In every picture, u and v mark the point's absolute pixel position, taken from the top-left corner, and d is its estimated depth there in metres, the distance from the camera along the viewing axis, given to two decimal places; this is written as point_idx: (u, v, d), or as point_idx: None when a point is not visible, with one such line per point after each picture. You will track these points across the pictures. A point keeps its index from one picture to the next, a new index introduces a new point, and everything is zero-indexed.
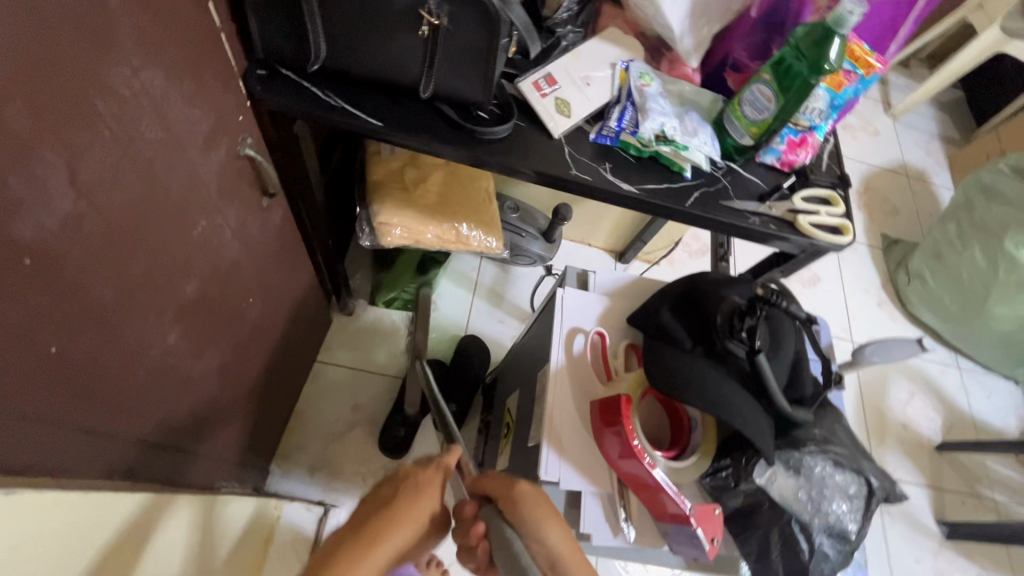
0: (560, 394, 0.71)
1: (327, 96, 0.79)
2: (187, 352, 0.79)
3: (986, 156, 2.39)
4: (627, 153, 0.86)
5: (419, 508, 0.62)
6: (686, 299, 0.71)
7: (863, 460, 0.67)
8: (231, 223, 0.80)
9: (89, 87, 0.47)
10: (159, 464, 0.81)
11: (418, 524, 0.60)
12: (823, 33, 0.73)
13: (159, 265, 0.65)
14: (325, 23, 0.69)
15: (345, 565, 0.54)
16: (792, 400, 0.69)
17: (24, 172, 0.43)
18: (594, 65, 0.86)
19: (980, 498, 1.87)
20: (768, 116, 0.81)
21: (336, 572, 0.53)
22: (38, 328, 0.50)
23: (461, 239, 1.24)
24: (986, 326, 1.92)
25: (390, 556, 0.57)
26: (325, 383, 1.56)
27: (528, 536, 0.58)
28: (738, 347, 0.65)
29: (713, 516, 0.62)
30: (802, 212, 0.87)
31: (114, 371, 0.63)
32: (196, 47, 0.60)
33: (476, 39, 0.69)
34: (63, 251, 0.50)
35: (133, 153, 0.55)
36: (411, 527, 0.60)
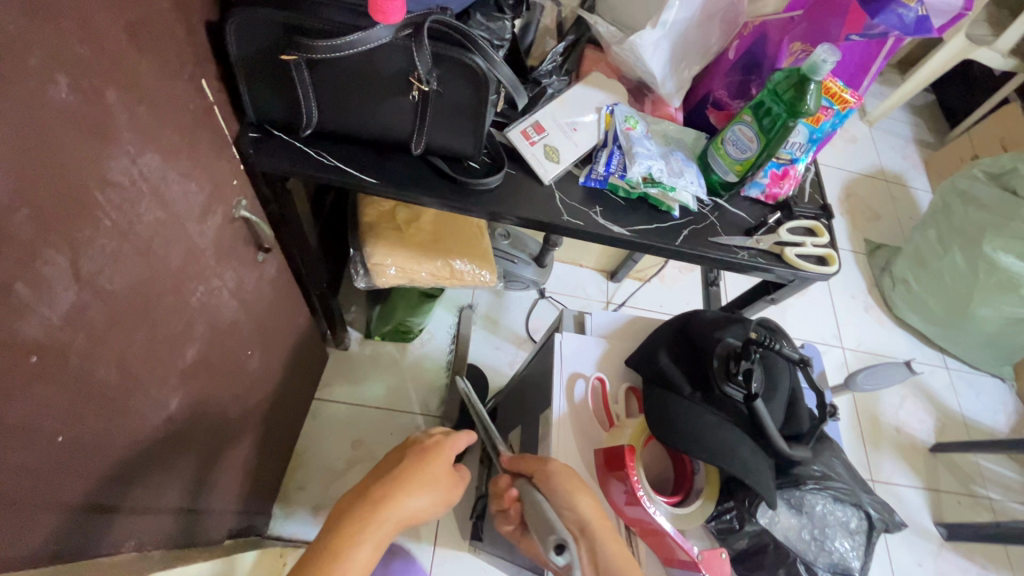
0: (563, 443, 0.71)
1: (318, 154, 0.79)
2: (188, 414, 0.79)
3: (960, 159, 2.46)
4: (616, 195, 0.88)
5: (421, 473, 0.72)
6: (682, 342, 0.73)
7: (863, 494, 0.69)
8: (229, 283, 0.81)
9: (92, 182, 0.48)
10: (164, 528, 0.80)
11: (420, 484, 0.71)
12: (799, 79, 0.76)
13: (160, 336, 0.66)
14: (316, 92, 0.70)
15: (360, 521, 0.64)
16: (790, 437, 0.70)
17: (30, 276, 0.44)
18: (580, 110, 0.87)
19: (976, 497, 1.90)
20: (751, 154, 0.83)
21: (352, 527, 0.64)
22: (47, 420, 0.50)
23: (455, 275, 1.25)
24: (972, 327, 1.96)
25: (400, 514, 0.68)
26: (323, 421, 1.55)
27: (558, 504, 0.63)
28: (735, 390, 0.66)
29: (719, 558, 0.62)
30: (788, 244, 0.89)
31: (120, 447, 0.63)
32: (191, 124, 0.61)
33: (466, 100, 0.71)
34: (69, 341, 0.50)
35: (132, 236, 0.55)
36: (415, 486, 0.71)
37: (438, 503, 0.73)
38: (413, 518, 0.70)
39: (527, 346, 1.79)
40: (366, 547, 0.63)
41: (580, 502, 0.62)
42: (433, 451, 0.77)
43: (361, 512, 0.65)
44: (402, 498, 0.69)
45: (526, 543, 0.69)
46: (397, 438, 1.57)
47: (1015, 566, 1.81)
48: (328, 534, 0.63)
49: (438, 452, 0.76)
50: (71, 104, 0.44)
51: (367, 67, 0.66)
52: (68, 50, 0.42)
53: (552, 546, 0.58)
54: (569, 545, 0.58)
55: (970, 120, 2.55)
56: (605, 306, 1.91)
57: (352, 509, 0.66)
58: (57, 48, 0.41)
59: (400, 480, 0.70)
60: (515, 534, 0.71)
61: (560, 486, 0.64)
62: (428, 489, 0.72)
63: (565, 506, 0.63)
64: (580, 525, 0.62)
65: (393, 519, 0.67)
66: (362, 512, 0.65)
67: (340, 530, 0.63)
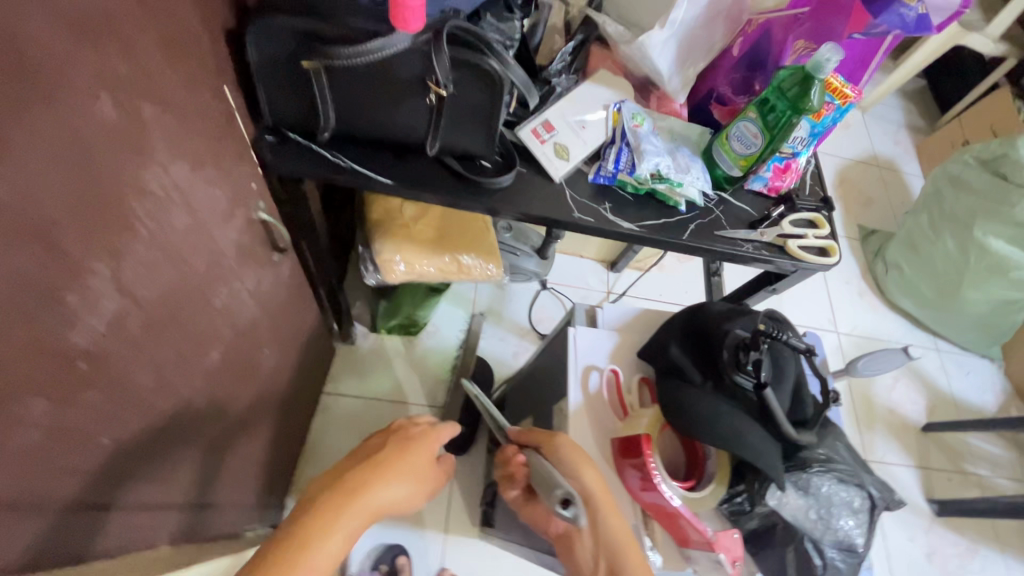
0: (581, 433, 0.74)
1: (333, 156, 0.80)
2: (212, 413, 0.81)
3: (951, 144, 2.50)
4: (625, 192, 0.91)
5: (402, 462, 0.65)
6: (692, 334, 0.76)
7: (864, 476, 0.72)
8: (248, 285, 0.82)
9: (131, 194, 0.50)
10: (191, 523, 0.83)
11: (401, 472, 0.64)
12: (805, 77, 0.78)
13: (188, 339, 0.67)
14: (333, 97, 0.71)
15: (331, 509, 0.57)
16: (796, 421, 0.73)
17: (80, 289, 0.46)
18: (588, 108, 0.89)
19: (965, 474, 1.96)
20: (756, 150, 0.86)
21: (322, 514, 0.56)
22: (93, 424, 0.52)
23: (462, 270, 1.27)
24: (962, 310, 2.02)
25: (376, 504, 0.61)
26: (333, 414, 1.58)
27: (563, 472, 0.67)
28: (745, 380, 0.69)
29: (733, 539, 0.66)
30: (790, 237, 0.92)
31: (154, 448, 0.65)
32: (215, 132, 0.63)
33: (481, 102, 0.73)
34: (112, 348, 0.52)
35: (165, 244, 0.57)
36: (395, 474, 0.64)
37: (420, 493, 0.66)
38: (389, 508, 0.63)
39: (530, 336, 1.82)
40: (339, 536, 0.56)
41: (585, 473, 0.66)
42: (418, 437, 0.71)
43: (334, 499, 0.58)
44: (379, 487, 0.62)
45: (528, 509, 0.74)
46: None
47: (1002, 539, 1.88)
48: (297, 520, 0.56)
49: (422, 442, 0.70)
50: (113, 120, 0.45)
51: (385, 72, 0.68)
52: (110, 69, 0.44)
53: (558, 501, 0.63)
54: (574, 502, 0.63)
55: (961, 106, 2.59)
56: (606, 296, 1.94)
57: (324, 496, 0.59)
58: (101, 67, 0.42)
59: (380, 468, 0.63)
60: (519, 500, 0.76)
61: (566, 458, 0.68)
62: (410, 478, 0.65)
63: (571, 475, 0.66)
64: (584, 495, 0.66)
65: (367, 508, 0.60)
66: (336, 499, 0.58)
67: (311, 517, 0.56)
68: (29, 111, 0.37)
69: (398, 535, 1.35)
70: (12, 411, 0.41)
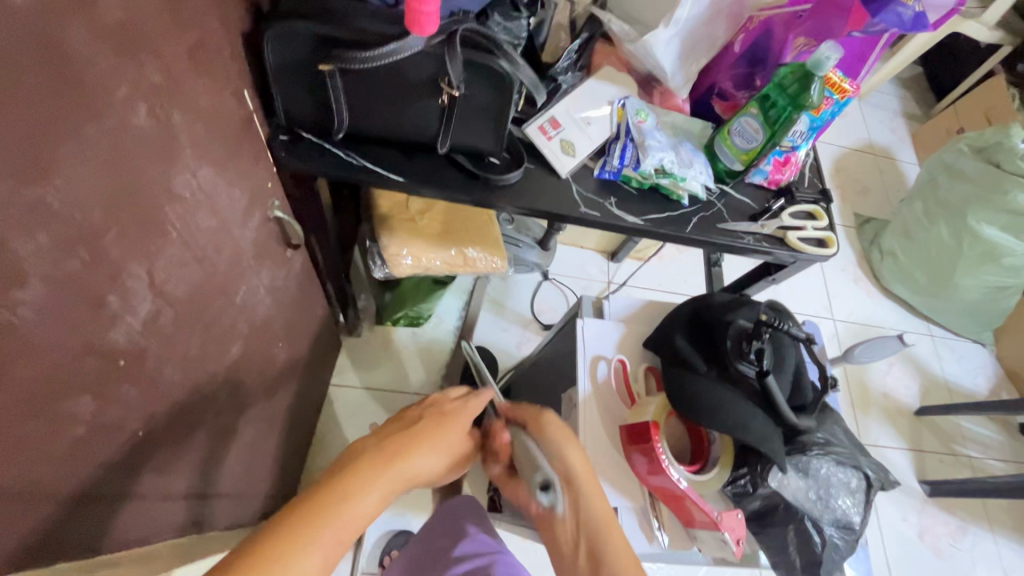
0: (590, 421, 0.77)
1: (346, 154, 0.82)
2: (232, 406, 0.83)
3: (946, 132, 2.52)
4: (629, 186, 0.93)
5: (438, 434, 0.65)
6: (697, 324, 0.79)
7: (861, 457, 0.76)
8: (264, 281, 0.84)
9: (161, 198, 0.52)
10: (213, 512, 0.86)
11: (437, 444, 0.64)
12: (804, 74, 0.81)
13: (211, 335, 0.70)
14: (347, 98, 0.73)
15: (373, 467, 0.56)
16: (796, 407, 0.77)
17: (119, 290, 0.48)
18: (593, 104, 0.91)
19: (956, 456, 2.02)
20: (757, 145, 0.88)
21: (364, 469, 0.55)
22: (129, 418, 0.55)
23: (468, 263, 1.29)
24: (955, 296, 2.06)
25: (412, 470, 0.60)
26: (341, 406, 1.61)
27: (551, 453, 0.69)
28: (748, 368, 0.72)
29: (738, 519, 0.70)
30: (790, 229, 0.95)
31: (181, 439, 0.68)
32: (235, 134, 0.65)
33: (491, 101, 0.74)
34: (146, 345, 0.55)
35: (192, 244, 0.59)
36: (431, 445, 0.63)
37: (445, 468, 0.65)
38: (419, 479, 0.62)
39: (533, 327, 1.84)
40: (376, 492, 0.54)
41: (571, 453, 0.69)
42: (448, 413, 0.70)
43: (377, 458, 0.57)
44: (417, 454, 0.61)
45: (511, 488, 0.75)
46: None
47: (992, 518, 1.94)
48: (337, 473, 0.54)
49: (455, 418, 0.69)
50: (146, 127, 0.47)
51: (398, 74, 0.69)
52: (145, 79, 0.46)
53: (540, 486, 0.67)
54: (553, 488, 0.67)
55: (955, 93, 2.61)
56: (607, 286, 1.97)
57: (364, 457, 0.57)
58: (136, 78, 0.44)
59: (416, 437, 0.63)
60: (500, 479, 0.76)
61: (552, 435, 0.71)
62: (443, 453, 0.64)
63: (557, 455, 0.69)
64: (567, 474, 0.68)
65: (406, 472, 0.59)
66: (375, 460, 0.57)
67: (351, 472, 0.54)
68: (75, 123, 0.39)
69: (406, 521, 1.36)
70: (61, 406, 0.44)
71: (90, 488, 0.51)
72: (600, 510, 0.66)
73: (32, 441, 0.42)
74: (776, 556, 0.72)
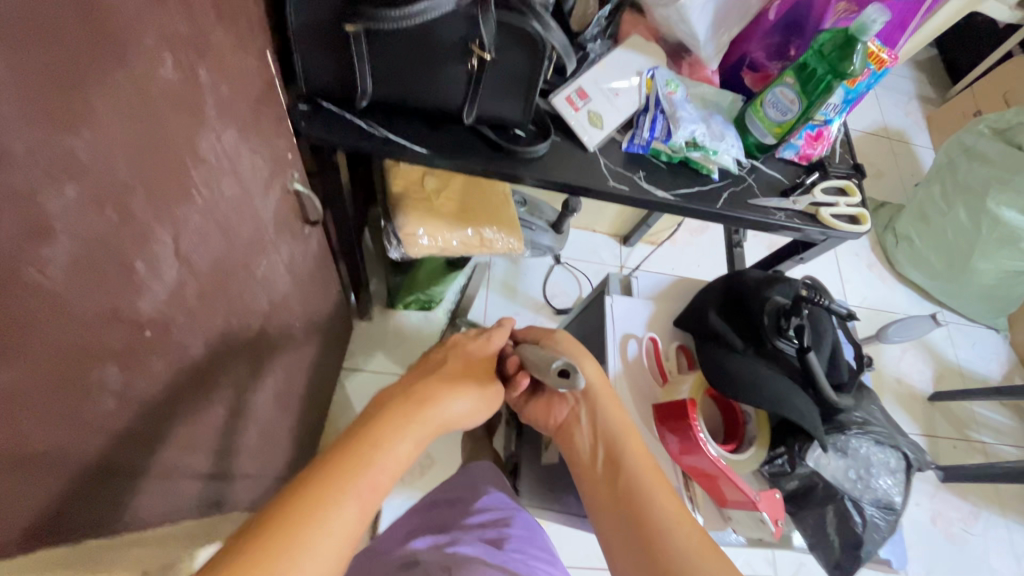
0: (621, 400, 0.75)
1: (367, 125, 0.79)
2: (251, 386, 0.81)
3: (962, 115, 2.48)
4: (658, 160, 0.90)
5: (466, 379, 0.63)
6: (731, 300, 0.77)
7: (901, 438, 0.74)
8: (283, 257, 0.82)
9: (187, 160, 0.49)
10: (233, 493, 0.84)
11: (467, 388, 0.62)
12: (845, 40, 0.77)
13: (234, 309, 0.67)
14: (371, 63, 0.70)
15: (402, 414, 0.54)
16: (833, 386, 0.75)
17: (146, 256, 0.46)
18: (621, 74, 0.87)
19: (969, 442, 2.01)
20: (791, 117, 0.85)
21: (393, 416, 0.53)
22: (155, 391, 0.52)
23: (485, 243, 1.27)
24: (971, 281, 2.03)
25: (442, 416, 0.58)
26: (352, 389, 1.59)
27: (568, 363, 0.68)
28: (787, 344, 0.70)
29: (776, 500, 0.67)
30: (822, 205, 0.92)
31: (204, 417, 0.66)
32: (258, 99, 0.62)
33: (522, 66, 0.72)
34: (172, 317, 0.52)
35: (216, 212, 0.57)
36: (460, 390, 0.61)
37: (479, 410, 0.63)
38: (451, 425, 0.60)
39: (546, 311, 1.82)
40: (408, 441, 0.52)
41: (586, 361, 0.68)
42: (473, 354, 0.69)
43: (405, 405, 0.55)
44: (447, 400, 0.59)
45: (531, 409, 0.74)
46: None
47: (1004, 503, 1.93)
48: (365, 425, 0.52)
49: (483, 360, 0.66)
50: (174, 82, 0.44)
51: (426, 36, 0.66)
52: (172, 28, 0.43)
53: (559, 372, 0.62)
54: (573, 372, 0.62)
55: (972, 76, 2.56)
56: (620, 270, 1.94)
57: (391, 406, 0.55)
58: (165, 27, 0.42)
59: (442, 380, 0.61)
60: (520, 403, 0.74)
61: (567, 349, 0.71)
62: (473, 396, 0.62)
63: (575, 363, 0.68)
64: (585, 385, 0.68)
65: (437, 419, 0.57)
66: (401, 409, 0.55)
67: (378, 421, 0.52)
68: (103, 69, 0.36)
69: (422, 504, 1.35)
70: (89, 375, 0.42)
71: (117, 463, 0.49)
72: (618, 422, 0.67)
73: (61, 411, 0.40)
74: (812, 538, 0.70)
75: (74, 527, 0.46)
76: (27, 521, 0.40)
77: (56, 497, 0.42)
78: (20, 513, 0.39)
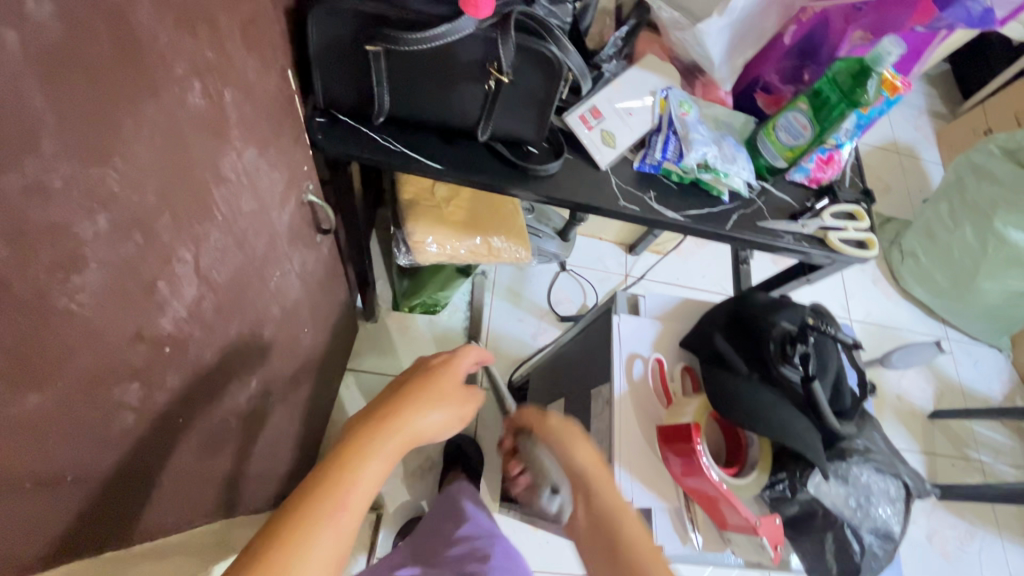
0: (626, 420, 0.76)
1: (383, 139, 0.80)
2: (262, 393, 0.82)
3: (973, 132, 2.47)
4: (669, 180, 0.90)
5: (433, 387, 0.60)
6: (737, 324, 0.77)
7: (900, 466, 0.75)
8: (295, 266, 0.83)
9: (210, 181, 0.50)
10: (239, 496, 0.85)
11: (433, 398, 0.59)
12: (860, 69, 0.78)
13: (247, 321, 0.68)
14: (389, 80, 0.71)
15: (368, 435, 0.52)
16: (835, 412, 0.75)
17: (168, 276, 0.47)
18: (635, 94, 0.88)
19: (968, 461, 2.01)
20: (803, 142, 0.85)
21: (357, 439, 0.51)
22: (172, 403, 0.53)
23: (493, 252, 1.28)
24: (977, 300, 2.03)
25: (413, 430, 0.56)
26: (355, 391, 1.60)
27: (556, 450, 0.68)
28: (792, 372, 0.71)
29: (776, 525, 0.68)
30: (831, 229, 0.92)
31: (216, 426, 0.67)
32: (278, 116, 0.62)
33: (538, 87, 0.72)
34: (189, 333, 0.53)
35: (234, 229, 0.58)
36: (428, 401, 0.58)
37: (453, 422, 0.60)
38: (425, 437, 0.58)
39: (549, 318, 1.83)
40: (376, 460, 0.51)
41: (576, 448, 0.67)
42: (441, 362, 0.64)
43: (371, 423, 0.53)
44: (415, 413, 0.56)
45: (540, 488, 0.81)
46: None
47: (1001, 523, 1.94)
48: (334, 447, 0.51)
49: (446, 369, 0.63)
50: (200, 107, 0.45)
51: (445, 57, 0.67)
52: (200, 55, 0.43)
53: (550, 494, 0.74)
54: (562, 493, 0.73)
55: (984, 92, 2.55)
56: (624, 279, 1.95)
57: (358, 426, 0.53)
58: (194, 53, 0.42)
59: (410, 394, 0.58)
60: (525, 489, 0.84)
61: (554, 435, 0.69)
62: (442, 405, 0.59)
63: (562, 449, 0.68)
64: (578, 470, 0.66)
65: (407, 434, 0.55)
66: (368, 426, 0.53)
67: (343, 444, 0.51)
68: (135, 99, 0.37)
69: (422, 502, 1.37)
70: (111, 394, 0.43)
71: (134, 476, 0.50)
72: (614, 500, 0.63)
73: (84, 429, 0.41)
74: (811, 563, 0.71)
75: (89, 539, 0.47)
76: (49, 536, 0.41)
77: (75, 513, 0.43)
78: (43, 529, 0.40)
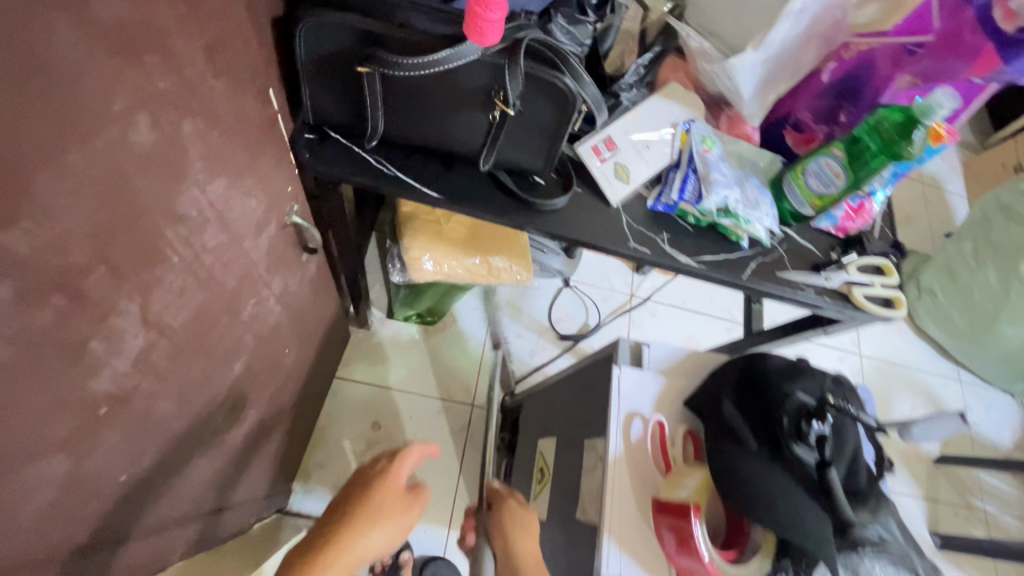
0: (619, 485, 0.70)
1: (377, 161, 0.73)
2: (233, 423, 0.77)
3: (1002, 166, 2.37)
4: (685, 221, 0.84)
5: (372, 508, 0.66)
6: (748, 390, 0.71)
7: (915, 559, 0.69)
8: (275, 291, 0.77)
9: (164, 221, 0.44)
10: (204, 529, 0.80)
11: (373, 520, 0.65)
12: (905, 121, 0.71)
13: (214, 358, 0.63)
14: (384, 102, 0.64)
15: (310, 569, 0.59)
16: (848, 493, 0.69)
17: (104, 332, 0.41)
18: (654, 126, 0.81)
19: (972, 509, 1.94)
20: (834, 190, 0.79)
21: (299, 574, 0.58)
22: (112, 463, 0.48)
23: (492, 272, 1.21)
24: (995, 345, 1.95)
25: (354, 556, 0.62)
26: (341, 401, 1.54)
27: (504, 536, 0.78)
28: (806, 452, 0.65)
29: None
30: (856, 284, 0.86)
31: (175, 472, 0.62)
32: (256, 139, 0.56)
33: (548, 118, 0.65)
34: (135, 386, 0.48)
35: (197, 267, 0.52)
36: (368, 524, 0.64)
37: (395, 536, 0.66)
38: (370, 557, 0.64)
39: (548, 336, 1.77)
40: None
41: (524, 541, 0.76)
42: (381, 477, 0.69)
43: (314, 556, 0.60)
44: (356, 539, 0.63)
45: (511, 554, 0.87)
46: (415, 419, 1.57)
47: None
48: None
49: (386, 486, 0.68)
50: (150, 144, 0.39)
51: (445, 82, 0.61)
52: (150, 86, 0.37)
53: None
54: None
55: (1017, 125, 2.44)
56: (629, 299, 1.88)
57: (304, 557, 0.60)
58: (139, 86, 0.36)
59: (350, 520, 0.64)
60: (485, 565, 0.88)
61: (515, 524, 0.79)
62: (382, 525, 0.65)
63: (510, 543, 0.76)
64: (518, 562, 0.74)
65: (346, 562, 0.61)
66: (310, 559, 0.60)
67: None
68: (55, 150, 0.31)
69: None
70: (28, 474, 0.37)
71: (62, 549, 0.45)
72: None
73: None
74: None
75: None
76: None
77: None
78: None
